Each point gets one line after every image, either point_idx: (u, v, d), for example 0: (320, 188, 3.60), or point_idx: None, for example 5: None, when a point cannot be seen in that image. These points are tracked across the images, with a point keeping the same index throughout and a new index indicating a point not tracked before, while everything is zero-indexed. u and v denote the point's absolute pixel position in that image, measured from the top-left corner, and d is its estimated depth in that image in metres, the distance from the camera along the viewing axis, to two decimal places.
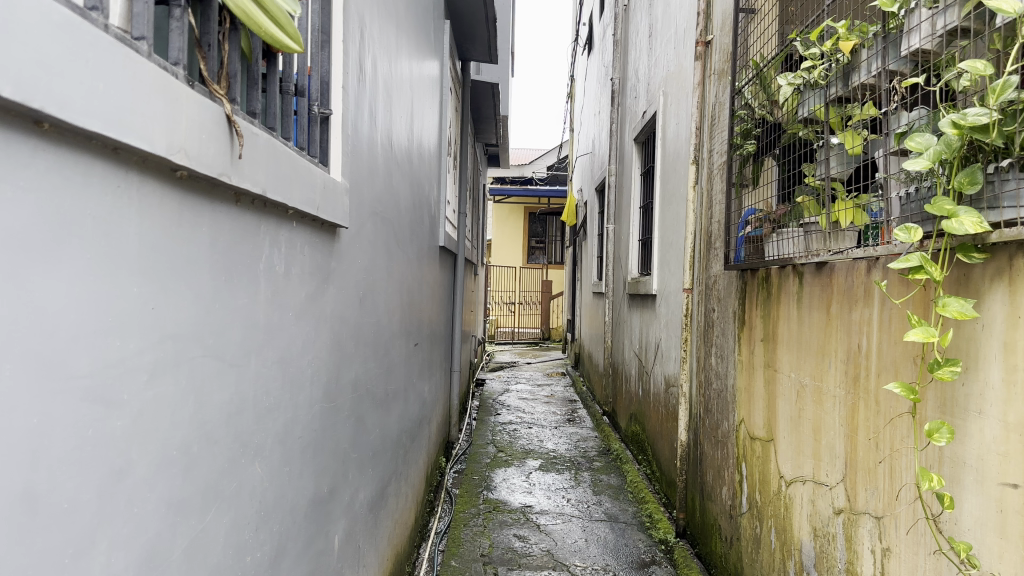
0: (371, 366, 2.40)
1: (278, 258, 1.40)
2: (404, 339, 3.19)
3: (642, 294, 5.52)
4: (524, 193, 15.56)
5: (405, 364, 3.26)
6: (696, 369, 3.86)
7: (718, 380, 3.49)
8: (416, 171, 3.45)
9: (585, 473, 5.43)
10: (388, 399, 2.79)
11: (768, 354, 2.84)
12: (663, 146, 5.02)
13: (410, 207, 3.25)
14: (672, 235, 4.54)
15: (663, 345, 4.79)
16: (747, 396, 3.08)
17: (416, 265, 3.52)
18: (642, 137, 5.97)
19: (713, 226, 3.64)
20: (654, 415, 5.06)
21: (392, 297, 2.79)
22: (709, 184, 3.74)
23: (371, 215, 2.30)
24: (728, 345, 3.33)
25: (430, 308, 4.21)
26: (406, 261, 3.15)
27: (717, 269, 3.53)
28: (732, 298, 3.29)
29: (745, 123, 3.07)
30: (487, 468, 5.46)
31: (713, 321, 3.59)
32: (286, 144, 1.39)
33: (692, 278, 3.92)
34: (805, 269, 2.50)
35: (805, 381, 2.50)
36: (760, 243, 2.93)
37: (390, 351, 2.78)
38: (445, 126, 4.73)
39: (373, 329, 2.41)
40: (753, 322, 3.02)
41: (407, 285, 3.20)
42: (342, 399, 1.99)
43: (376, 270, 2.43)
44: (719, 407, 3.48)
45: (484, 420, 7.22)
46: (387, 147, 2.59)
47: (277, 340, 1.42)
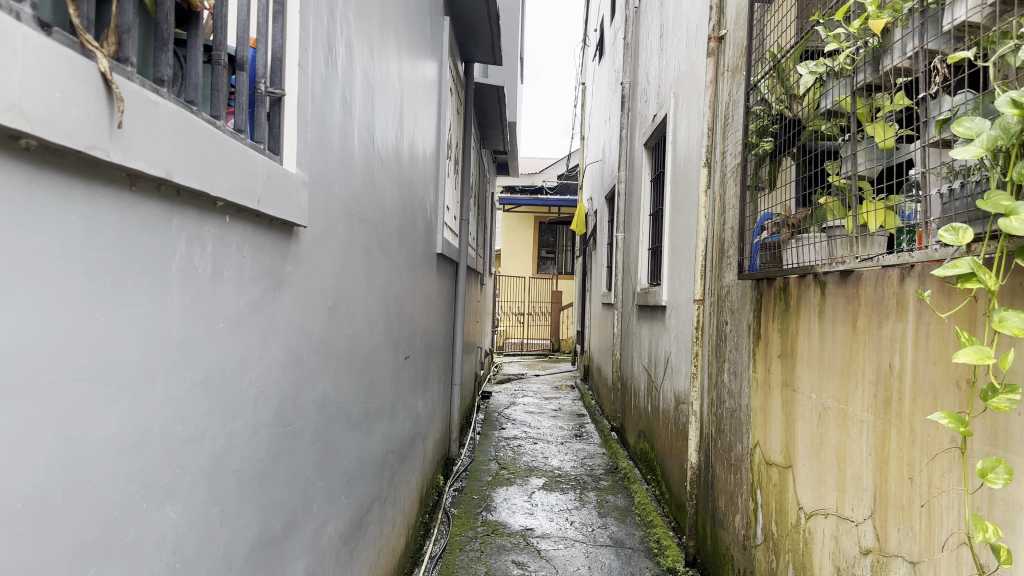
0: (345, 384, 2.17)
1: (200, 259, 1.18)
2: (391, 353, 2.96)
3: (651, 305, 5.27)
4: (534, 202, 15.34)
5: (393, 381, 3.03)
6: (707, 386, 3.61)
7: (731, 399, 3.24)
8: (407, 174, 3.22)
9: (590, 493, 5.17)
10: (370, 417, 2.56)
11: (786, 372, 2.59)
12: (674, 150, 4.78)
13: (399, 211, 3.03)
14: (682, 243, 4.30)
15: (673, 360, 4.54)
16: (762, 418, 2.82)
17: (407, 273, 3.29)
18: (652, 142, 5.73)
19: (726, 232, 3.39)
20: (664, 433, 4.80)
21: (374, 307, 2.56)
22: (722, 188, 3.50)
23: (344, 216, 2.07)
24: (742, 361, 3.08)
25: (425, 320, 3.98)
26: (393, 268, 2.92)
27: (730, 278, 3.28)
28: (747, 310, 3.04)
29: (761, 120, 2.82)
30: (488, 487, 5.21)
31: (726, 335, 3.34)
32: (209, 122, 1.17)
33: (703, 288, 3.67)
34: (828, 279, 2.26)
35: (827, 403, 2.25)
36: (777, 250, 2.68)
37: (371, 367, 2.55)
38: (444, 129, 4.52)
39: (348, 342, 2.18)
40: (769, 337, 2.77)
41: (394, 295, 2.97)
42: (302, 422, 1.76)
43: (352, 275, 2.20)
44: (732, 428, 3.22)
45: (488, 435, 6.97)
46: (368, 142, 2.37)
47: (200, 359, 1.20)
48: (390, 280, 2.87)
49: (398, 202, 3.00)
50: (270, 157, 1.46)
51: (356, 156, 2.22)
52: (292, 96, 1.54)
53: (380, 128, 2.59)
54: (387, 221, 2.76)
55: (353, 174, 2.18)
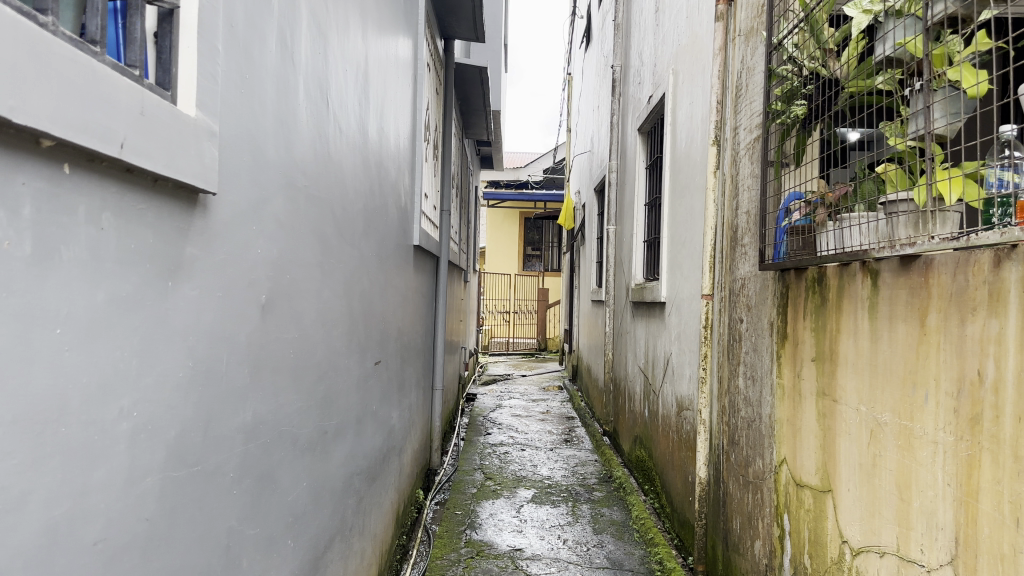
0: (288, 401, 1.74)
1: (5, 226, 0.75)
2: (357, 359, 2.53)
3: (648, 302, 4.86)
4: (519, 197, 14.95)
5: (359, 391, 2.60)
6: (717, 392, 3.21)
7: (748, 407, 2.84)
8: (377, 154, 2.79)
9: (583, 506, 4.76)
10: (326, 438, 2.13)
11: (823, 380, 2.18)
12: (672, 133, 4.38)
13: (366, 193, 2.59)
14: (685, 233, 3.90)
15: (673, 361, 4.14)
16: (791, 432, 2.42)
17: (377, 266, 2.87)
18: (647, 127, 5.33)
19: (739, 218, 3.00)
20: (663, 441, 4.41)
21: (332, 305, 2.13)
22: (734, 169, 3.10)
23: (284, 189, 1.65)
24: (763, 364, 2.67)
25: (401, 321, 3.56)
26: (359, 258, 2.50)
27: (746, 270, 2.89)
28: (767, 306, 2.64)
29: (789, 84, 2.39)
30: (472, 500, 4.79)
31: (741, 334, 2.94)
32: (11, 7, 0.75)
33: (712, 283, 3.28)
34: (883, 267, 1.86)
35: (883, 418, 1.84)
36: (810, 234, 2.28)
37: (328, 378, 2.13)
38: (421, 108, 4.09)
39: (294, 349, 1.76)
40: (799, 337, 2.36)
41: (360, 291, 2.54)
42: (219, 455, 1.34)
43: (300, 266, 1.78)
44: (750, 441, 2.82)
45: (472, 442, 6.54)
46: (320, 104, 1.94)
47: (14, 382, 0.77)
48: (354, 275, 2.44)
49: (365, 183, 2.57)
50: (150, 91, 1.03)
51: (303, 118, 1.79)
52: (191, 12, 1.12)
53: (340, 92, 2.16)
54: (350, 204, 2.34)
55: (298, 140, 1.75)
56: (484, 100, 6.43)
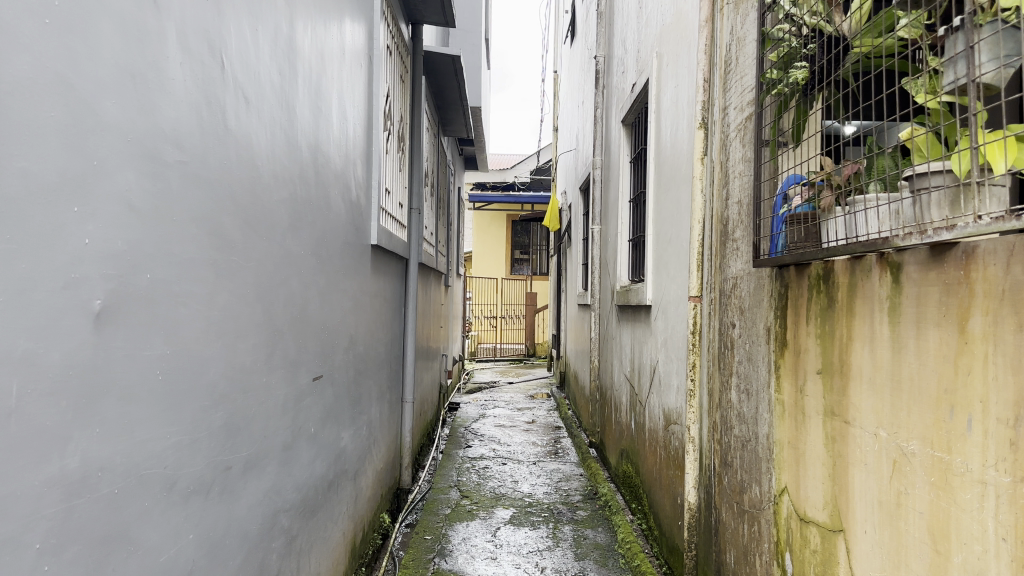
0: (157, 433, 1.38)
1: None
2: (286, 374, 2.16)
3: (633, 305, 4.50)
4: (506, 200, 14.59)
5: (290, 412, 2.23)
6: (707, 406, 2.84)
7: (742, 424, 2.47)
8: (313, 138, 2.42)
9: (565, 527, 4.39)
10: (232, 473, 1.76)
11: (832, 397, 1.82)
12: (657, 121, 4.02)
13: (296, 181, 2.22)
14: (670, 229, 3.54)
15: (660, 369, 3.77)
16: (793, 458, 2.05)
17: (316, 268, 2.50)
18: (631, 118, 4.96)
19: (730, 209, 2.63)
20: (650, 456, 4.04)
21: (239, 314, 1.77)
22: (723, 153, 2.74)
23: (140, 163, 1.30)
24: (760, 375, 2.30)
25: (356, 328, 3.19)
26: (285, 257, 2.13)
27: (738, 267, 2.53)
28: (763, 308, 2.28)
29: (785, 47, 2.03)
30: (445, 523, 4.41)
31: (733, 341, 2.57)
32: None
33: (700, 283, 2.92)
34: (907, 260, 1.50)
35: (910, 447, 1.48)
36: (814, 222, 1.92)
37: (235, 399, 1.77)
38: (382, 95, 3.73)
39: (164, 369, 1.40)
40: (801, 347, 2.00)
41: (289, 296, 2.18)
42: (9, 520, 0.98)
43: (172, 263, 1.42)
44: (745, 465, 2.45)
45: (451, 456, 6.16)
46: (210, 64, 1.58)
47: None
48: (278, 277, 2.07)
49: (294, 169, 2.20)
50: None
51: (175, 76, 1.43)
52: None
53: (246, 55, 1.80)
54: (268, 193, 1.97)
55: (168, 103, 1.40)
56: (460, 93, 6.06)
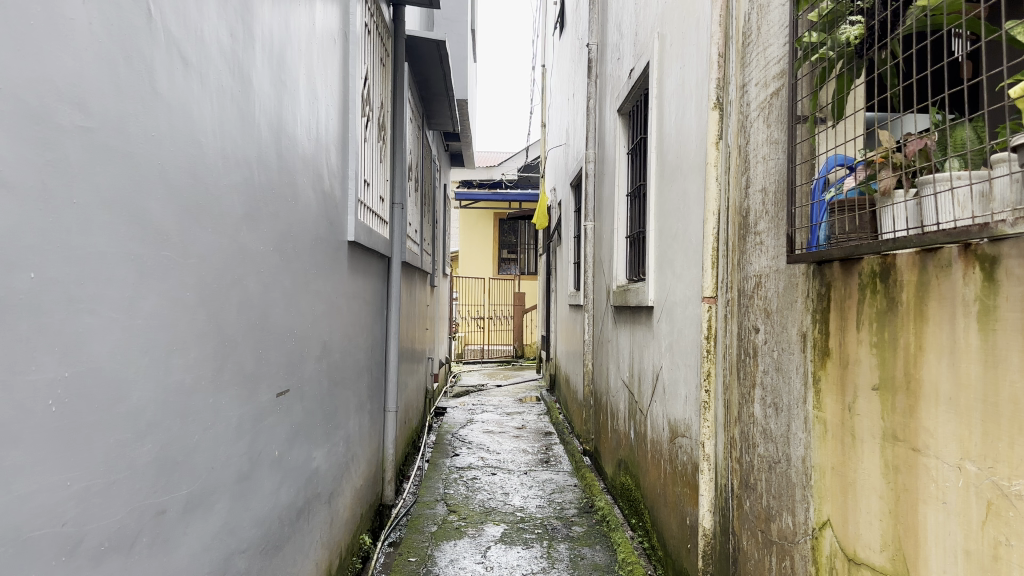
0: (50, 481, 1.06)
1: None
2: (241, 392, 1.84)
3: (632, 306, 4.20)
4: (493, 198, 14.27)
5: (247, 436, 1.90)
6: (724, 420, 2.53)
7: (769, 445, 2.17)
8: (276, 116, 2.10)
9: (560, 545, 4.07)
10: (167, 518, 1.44)
11: (895, 418, 1.52)
12: (658, 108, 3.72)
13: (255, 165, 1.90)
14: (676, 223, 3.24)
15: (664, 375, 3.46)
16: (838, 487, 1.75)
17: (281, 266, 2.18)
18: (627, 107, 4.65)
19: (752, 198, 2.33)
20: (652, 470, 3.74)
21: (175, 322, 1.45)
22: (742, 136, 2.44)
23: (20, 124, 0.98)
24: (793, 387, 1.99)
25: (332, 335, 2.86)
26: (239, 253, 1.81)
27: (762, 263, 2.22)
28: (797, 311, 1.97)
29: (830, 4, 1.74)
30: (431, 542, 4.09)
31: (756, 347, 2.27)
32: None
33: (714, 283, 2.61)
34: (1008, 253, 1.19)
35: (1015, 487, 1.18)
36: (869, 210, 1.62)
37: (171, 428, 1.44)
38: (361, 77, 3.41)
39: (62, 395, 1.08)
40: (851, 357, 1.70)
41: (245, 302, 1.85)
42: None
43: (74, 256, 1.10)
44: (773, 489, 2.15)
45: (437, 466, 5.84)
46: (130, 7, 1.26)
47: None
48: (230, 275, 1.75)
49: (251, 151, 1.88)
50: None
51: (78, 17, 1.11)
52: None
53: (184, 5, 1.48)
54: (217, 177, 1.65)
55: (66, 52, 1.08)
56: (445, 82, 5.73)
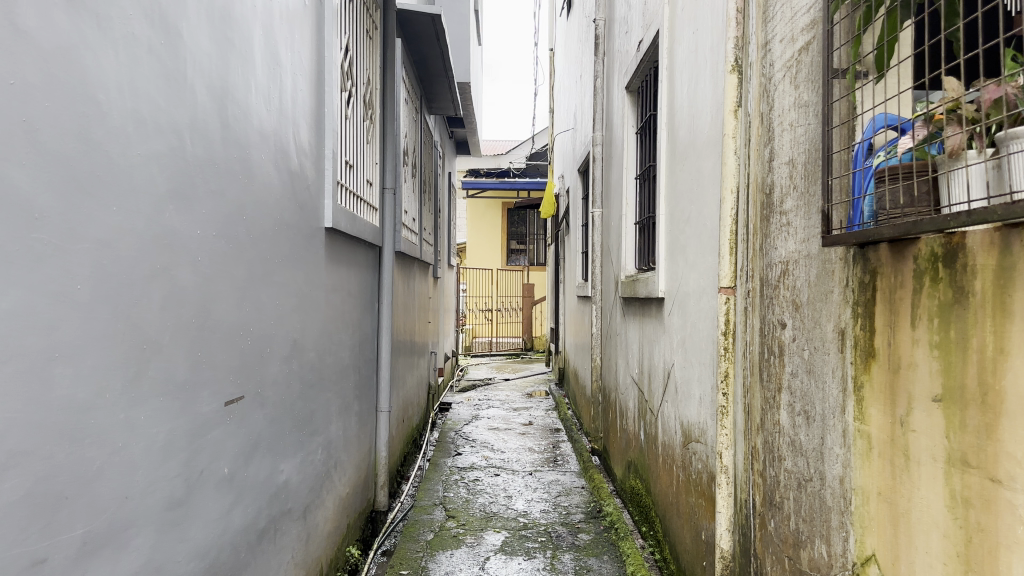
0: None
1: None
2: (170, 403, 1.56)
3: (641, 298, 3.89)
4: (500, 187, 13.95)
5: (181, 454, 1.62)
6: (743, 427, 2.22)
7: (798, 459, 1.86)
8: (219, 78, 1.81)
9: (565, 555, 3.78)
10: (53, 566, 1.15)
11: (965, 438, 1.20)
12: (669, 80, 3.39)
13: (185, 133, 1.62)
14: (690, 205, 2.92)
15: (676, 372, 3.15)
16: (886, 517, 1.44)
17: (232, 255, 1.89)
18: (636, 83, 4.32)
19: (777, 173, 2.01)
20: (663, 475, 3.43)
21: (57, 323, 1.17)
22: (764, 102, 2.12)
23: None
24: (829, 392, 1.68)
25: (305, 331, 2.57)
26: (163, 237, 1.52)
27: (790, 247, 1.91)
28: (834, 304, 1.66)
29: None
30: (425, 552, 3.80)
31: (783, 344, 1.96)
32: None
33: (732, 271, 2.30)
34: None
35: None
36: (928, 178, 1.31)
37: (55, 456, 1.15)
38: (342, 47, 3.11)
39: None
40: (904, 361, 1.39)
41: (175, 296, 1.57)
42: None
43: None
44: (803, 510, 1.84)
45: (437, 466, 5.55)
46: None
47: None
48: (150, 264, 1.47)
49: (181, 117, 1.59)
50: None
51: None
52: None
53: None
54: (126, 146, 1.37)
55: None
56: (443, 61, 5.41)
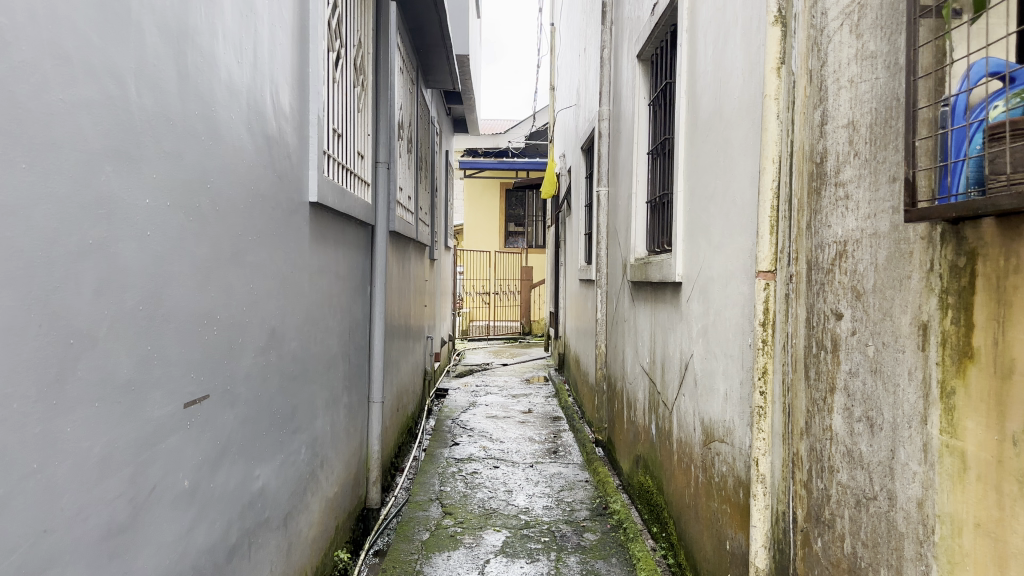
0: None
1: None
2: (110, 410, 1.28)
3: (654, 283, 3.61)
4: (499, 167, 13.64)
5: (126, 469, 1.34)
6: (784, 430, 1.95)
7: (857, 473, 1.59)
8: (175, 18, 1.51)
9: (571, 557, 3.52)
10: None
11: None
12: (690, 43, 3.08)
13: (128, 81, 1.33)
14: (715, 180, 2.63)
15: (696, 364, 2.88)
16: (989, 555, 1.17)
17: (195, 231, 1.61)
18: (649, 50, 4.01)
19: (832, 139, 1.73)
20: (679, 474, 3.17)
21: None
22: (814, 57, 1.83)
23: None
24: (904, 397, 1.41)
25: (286, 318, 2.29)
26: (100, 206, 1.24)
27: (850, 225, 1.63)
28: (915, 292, 1.38)
29: None
30: (420, 552, 3.55)
31: (837, 337, 1.68)
32: None
33: (772, 253, 2.02)
34: None
35: None
36: None
37: None
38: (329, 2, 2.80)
39: None
40: (1019, 364, 1.11)
41: (114, 278, 1.29)
42: None
43: None
44: (863, 531, 1.57)
45: (434, 457, 5.29)
46: None
47: None
48: (78, 241, 1.18)
49: (122, 60, 1.31)
50: None
51: None
52: None
53: None
54: (42, 91, 1.09)
55: None
56: (441, 29, 5.09)
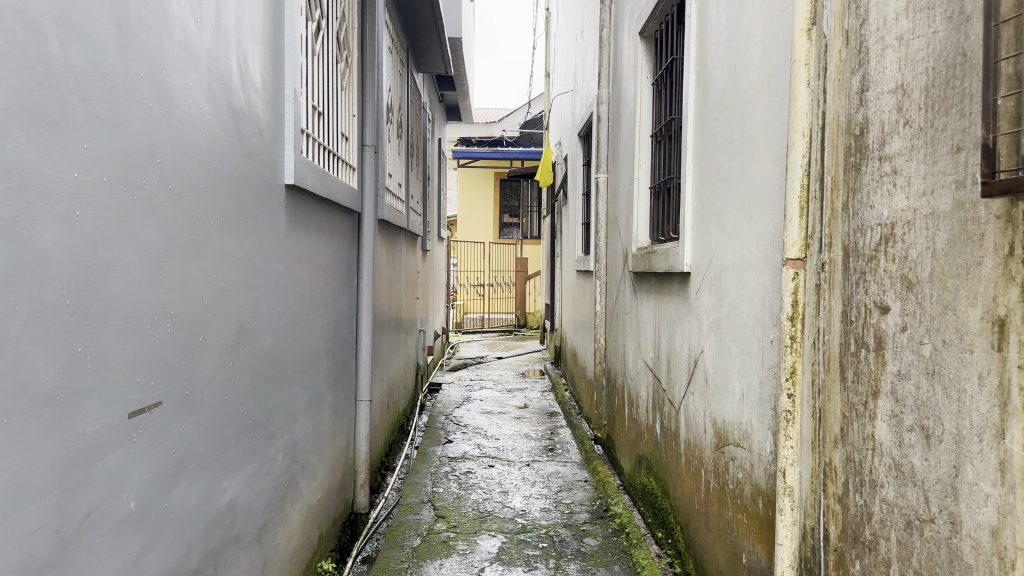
0: None
1: None
2: (28, 426, 1.07)
3: (658, 273, 3.40)
4: (493, 156, 13.40)
5: (52, 494, 1.13)
6: (814, 437, 1.74)
7: (908, 491, 1.37)
8: None
9: (570, 564, 3.32)
10: None
11: None
12: (699, 14, 2.86)
13: (47, 29, 1.10)
14: (730, 159, 2.41)
15: (706, 359, 2.67)
16: None
17: (140, 212, 1.39)
18: (652, 27, 3.78)
19: (875, 106, 1.51)
20: (686, 477, 2.96)
21: None
22: (851, 15, 1.61)
23: None
24: (971, 406, 1.20)
25: (258, 313, 2.07)
26: (9, 179, 1.03)
27: (900, 204, 1.42)
28: (988, 281, 1.17)
29: None
30: (410, 560, 3.33)
31: (883, 333, 1.47)
32: None
33: (800, 238, 1.80)
34: None
35: None
36: None
37: None
38: None
39: None
40: None
41: (28, 267, 1.07)
42: None
43: None
44: (914, 558, 1.36)
45: (426, 455, 5.07)
46: None
47: None
48: None
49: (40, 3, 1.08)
50: None
51: None
52: None
53: None
54: None
55: None
56: (432, 8, 4.84)
